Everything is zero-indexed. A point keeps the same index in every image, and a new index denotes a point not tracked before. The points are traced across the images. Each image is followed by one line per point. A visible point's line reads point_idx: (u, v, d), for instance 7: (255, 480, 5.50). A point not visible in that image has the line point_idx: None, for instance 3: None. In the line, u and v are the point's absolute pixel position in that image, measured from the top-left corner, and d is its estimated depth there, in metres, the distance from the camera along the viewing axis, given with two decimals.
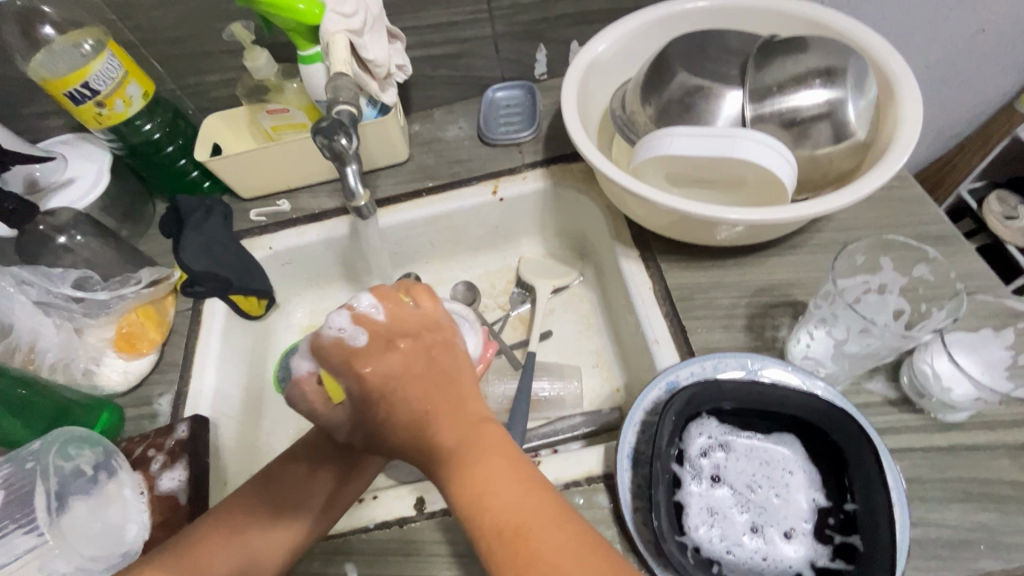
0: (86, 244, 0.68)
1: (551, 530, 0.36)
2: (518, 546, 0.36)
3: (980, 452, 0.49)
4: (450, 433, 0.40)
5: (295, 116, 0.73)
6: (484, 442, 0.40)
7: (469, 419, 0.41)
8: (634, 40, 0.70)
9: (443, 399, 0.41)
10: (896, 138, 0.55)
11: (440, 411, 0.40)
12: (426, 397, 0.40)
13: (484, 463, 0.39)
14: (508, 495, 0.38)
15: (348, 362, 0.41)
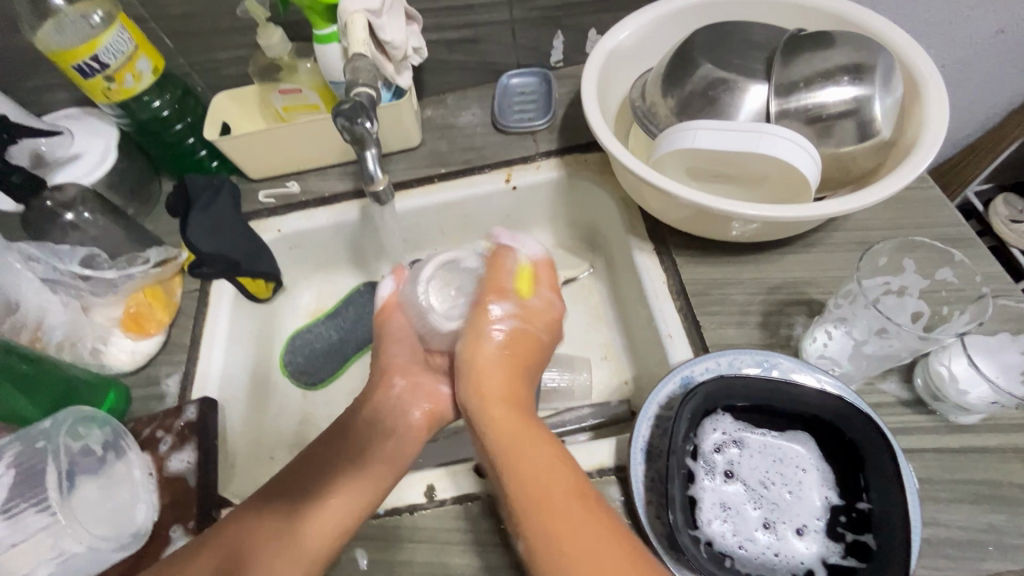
0: (94, 221, 0.66)
1: (582, 510, 0.46)
2: (555, 515, 0.45)
3: (991, 455, 0.49)
4: (505, 419, 0.54)
5: (307, 97, 0.72)
6: (541, 439, 0.52)
7: (524, 411, 0.56)
8: (656, 30, 0.69)
9: (514, 383, 0.58)
10: (921, 138, 0.54)
11: (510, 386, 0.57)
12: (517, 355, 0.60)
13: (536, 455, 0.50)
14: (551, 475, 0.48)
15: (545, 289, 0.64)
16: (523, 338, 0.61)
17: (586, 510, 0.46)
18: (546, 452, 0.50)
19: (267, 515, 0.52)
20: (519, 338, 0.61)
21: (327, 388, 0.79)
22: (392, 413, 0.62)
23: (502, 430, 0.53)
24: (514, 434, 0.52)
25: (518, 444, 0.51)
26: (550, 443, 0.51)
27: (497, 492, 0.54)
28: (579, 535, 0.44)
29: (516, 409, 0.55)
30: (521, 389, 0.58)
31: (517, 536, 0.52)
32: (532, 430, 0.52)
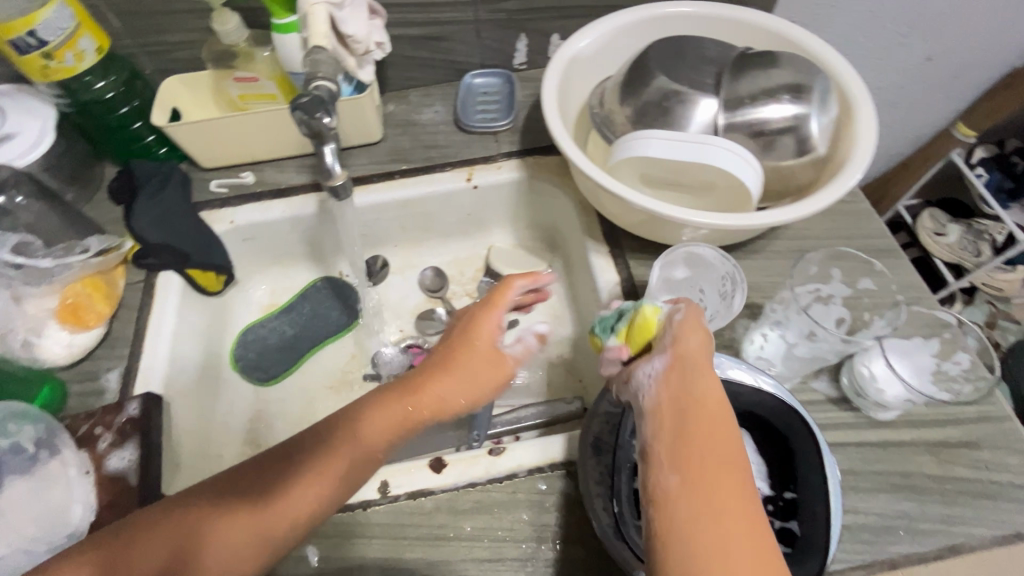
0: (28, 206, 0.63)
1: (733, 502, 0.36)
2: (700, 474, 0.37)
3: (904, 447, 0.54)
4: (689, 414, 0.40)
5: (264, 87, 0.71)
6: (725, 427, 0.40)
7: (727, 426, 0.40)
8: (615, 39, 0.71)
9: (703, 388, 0.42)
10: (852, 156, 0.59)
11: (696, 390, 0.42)
12: (696, 360, 0.44)
13: (718, 433, 0.39)
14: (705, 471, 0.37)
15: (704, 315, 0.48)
16: (708, 340, 0.45)
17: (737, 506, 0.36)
18: (711, 452, 0.38)
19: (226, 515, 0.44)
20: (689, 335, 0.45)
21: (281, 384, 0.77)
22: (410, 414, 0.48)
23: (680, 426, 0.40)
24: (686, 425, 0.40)
25: (689, 441, 0.39)
26: (728, 448, 0.39)
27: (450, 489, 0.55)
28: (720, 518, 0.36)
29: (699, 411, 0.40)
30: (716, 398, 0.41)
31: (469, 531, 0.53)
32: (711, 421, 0.40)
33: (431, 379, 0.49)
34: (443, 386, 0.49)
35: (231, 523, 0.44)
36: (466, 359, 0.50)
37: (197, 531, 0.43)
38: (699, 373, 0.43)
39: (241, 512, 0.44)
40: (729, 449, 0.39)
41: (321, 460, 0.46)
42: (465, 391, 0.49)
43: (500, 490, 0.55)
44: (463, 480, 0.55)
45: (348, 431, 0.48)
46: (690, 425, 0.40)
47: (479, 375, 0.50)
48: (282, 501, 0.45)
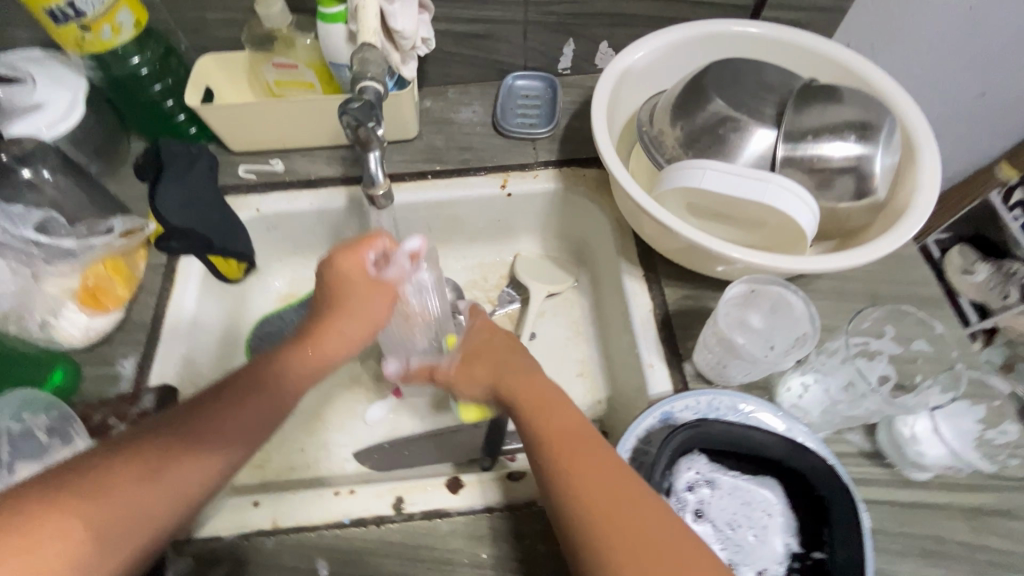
0: (54, 182, 0.61)
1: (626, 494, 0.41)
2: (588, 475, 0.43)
3: (938, 512, 0.52)
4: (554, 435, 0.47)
5: (303, 74, 0.68)
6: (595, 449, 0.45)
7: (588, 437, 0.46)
8: (669, 55, 0.69)
9: (541, 410, 0.49)
10: (912, 204, 0.56)
11: (558, 424, 0.48)
12: (528, 399, 0.52)
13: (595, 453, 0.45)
14: (588, 476, 0.43)
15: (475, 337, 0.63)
16: (490, 349, 0.61)
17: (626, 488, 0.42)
18: (590, 458, 0.44)
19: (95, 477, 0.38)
20: (481, 369, 0.59)
21: None
22: (316, 349, 0.55)
23: (549, 457, 0.46)
24: (554, 456, 0.45)
25: (560, 464, 0.45)
26: (595, 446, 0.45)
27: (467, 512, 0.53)
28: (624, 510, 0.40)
29: (551, 432, 0.47)
30: (558, 412, 0.49)
31: (483, 558, 0.52)
32: (580, 440, 0.46)
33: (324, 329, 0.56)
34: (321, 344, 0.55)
35: (168, 485, 0.41)
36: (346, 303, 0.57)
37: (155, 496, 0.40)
38: (547, 409, 0.50)
39: (178, 469, 0.42)
40: (593, 444, 0.45)
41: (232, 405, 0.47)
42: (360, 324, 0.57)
43: (516, 519, 0.53)
44: (480, 504, 0.54)
45: (266, 376, 0.51)
46: (559, 443, 0.46)
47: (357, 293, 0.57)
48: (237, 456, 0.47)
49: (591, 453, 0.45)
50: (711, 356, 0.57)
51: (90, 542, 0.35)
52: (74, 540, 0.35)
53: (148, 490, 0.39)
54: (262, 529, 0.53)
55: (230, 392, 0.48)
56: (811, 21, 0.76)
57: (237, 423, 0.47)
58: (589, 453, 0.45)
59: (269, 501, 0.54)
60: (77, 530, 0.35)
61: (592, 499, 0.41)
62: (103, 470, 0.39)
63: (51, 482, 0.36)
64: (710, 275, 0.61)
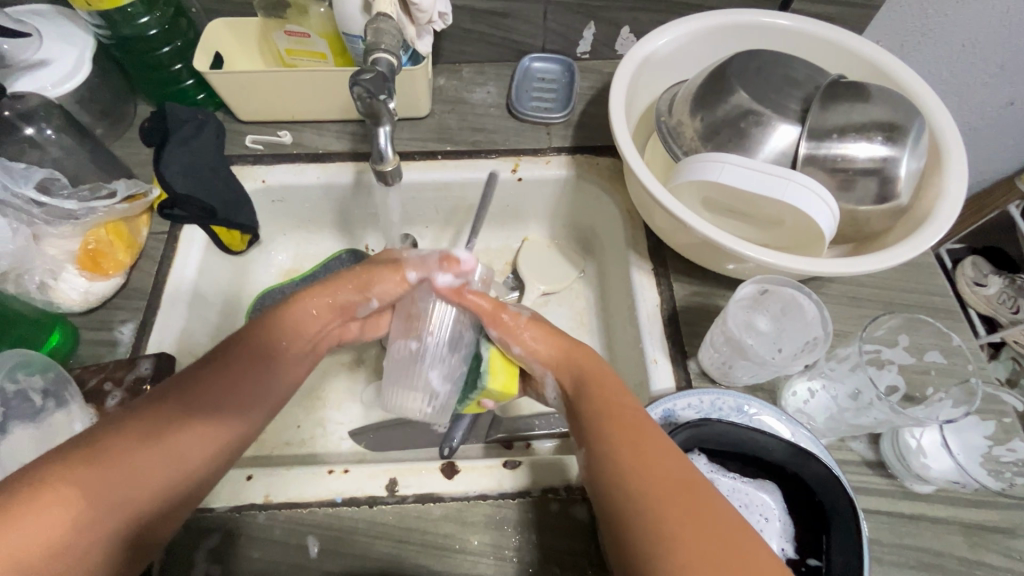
0: (58, 140, 0.60)
1: (685, 501, 0.39)
2: (651, 476, 0.41)
3: (938, 525, 0.51)
4: (617, 425, 0.45)
5: (315, 44, 0.67)
6: (653, 442, 0.43)
7: (647, 433, 0.44)
8: (693, 43, 0.66)
9: (611, 397, 0.47)
10: (936, 210, 0.54)
11: (622, 415, 0.45)
12: (595, 387, 0.49)
13: (652, 449, 0.42)
14: (648, 474, 0.41)
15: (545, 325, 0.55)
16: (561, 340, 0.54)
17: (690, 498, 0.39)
18: (651, 445, 0.43)
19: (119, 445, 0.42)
20: (554, 337, 0.54)
21: None
22: (299, 316, 0.53)
23: (607, 438, 0.44)
24: (616, 438, 0.44)
25: (620, 446, 0.43)
26: (661, 447, 0.43)
27: (461, 498, 0.53)
28: (689, 521, 0.37)
29: (617, 419, 0.45)
30: (630, 404, 0.47)
31: (475, 545, 0.51)
32: (644, 437, 0.44)
33: (321, 293, 0.55)
34: (309, 323, 0.54)
35: (175, 463, 0.43)
36: (357, 277, 0.55)
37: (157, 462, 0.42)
38: (611, 397, 0.47)
39: (187, 446, 0.44)
40: (658, 445, 0.43)
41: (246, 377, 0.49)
42: (354, 288, 0.56)
43: (510, 507, 0.53)
44: (474, 491, 0.53)
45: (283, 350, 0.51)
46: (620, 429, 0.44)
47: (386, 284, 0.56)
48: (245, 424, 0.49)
49: (648, 448, 0.43)
50: (717, 356, 0.56)
51: (94, 509, 0.39)
52: (78, 508, 0.38)
53: (154, 457, 0.42)
54: (254, 503, 0.52)
55: (246, 364, 0.49)
56: (842, 15, 0.74)
57: (243, 391, 0.48)
58: (645, 450, 0.42)
59: (261, 476, 0.54)
60: (81, 500, 0.38)
61: (652, 499, 0.39)
62: (122, 441, 0.42)
63: (73, 448, 0.41)
64: (721, 273, 0.60)
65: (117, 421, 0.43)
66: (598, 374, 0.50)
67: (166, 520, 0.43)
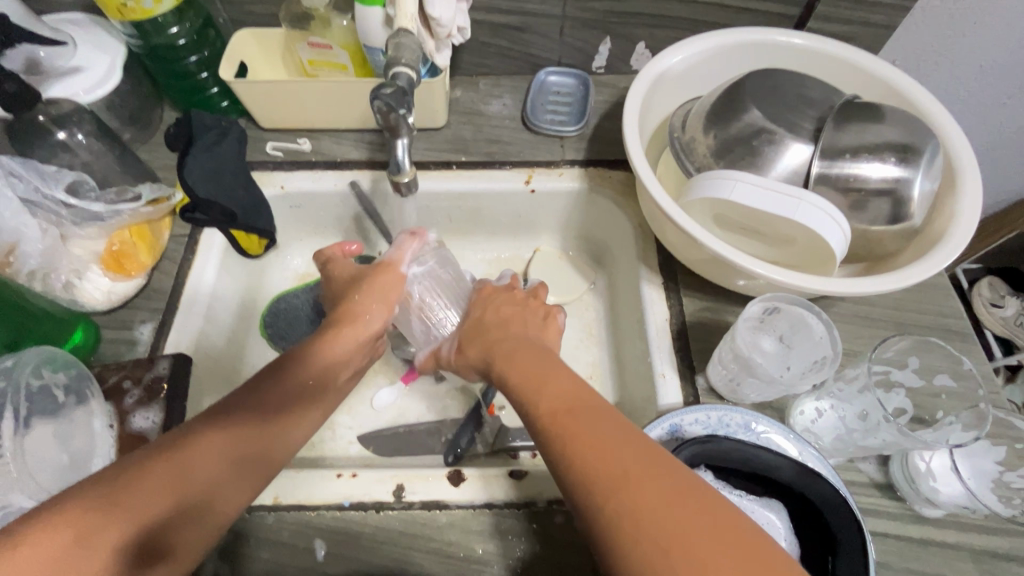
0: (88, 145, 0.62)
1: (655, 483, 0.35)
2: (608, 462, 0.37)
3: (948, 550, 0.50)
4: (558, 409, 0.42)
5: (337, 56, 0.68)
6: (607, 425, 0.40)
7: (592, 411, 0.41)
8: (707, 60, 0.67)
9: (545, 390, 0.45)
10: (949, 231, 0.54)
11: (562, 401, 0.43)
12: (525, 380, 0.47)
13: (607, 432, 0.39)
14: (611, 454, 0.37)
15: (469, 336, 0.58)
16: (477, 346, 0.56)
17: (657, 478, 0.35)
18: (591, 425, 0.40)
19: (129, 458, 0.38)
20: (472, 343, 0.56)
21: None
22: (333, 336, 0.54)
23: (551, 435, 0.41)
24: (560, 431, 0.40)
25: (566, 437, 0.40)
26: (616, 428, 0.39)
27: (466, 506, 0.54)
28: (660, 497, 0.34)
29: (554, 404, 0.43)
30: (564, 388, 0.44)
31: (480, 553, 0.52)
32: (589, 419, 0.40)
33: (339, 320, 0.55)
34: (333, 352, 0.53)
35: (193, 461, 0.40)
36: (365, 296, 0.57)
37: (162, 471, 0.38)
38: (550, 388, 0.45)
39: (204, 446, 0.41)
40: (612, 426, 0.39)
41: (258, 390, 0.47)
42: (379, 308, 0.57)
43: (515, 517, 0.53)
44: (480, 499, 0.54)
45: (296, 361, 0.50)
46: (558, 419, 0.41)
47: (388, 281, 0.59)
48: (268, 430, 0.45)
49: (603, 432, 0.39)
50: (725, 372, 0.56)
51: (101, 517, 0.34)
52: (84, 520, 0.34)
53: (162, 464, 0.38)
54: (262, 504, 0.53)
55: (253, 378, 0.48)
56: (858, 35, 0.74)
57: (254, 397, 0.46)
58: (603, 435, 0.39)
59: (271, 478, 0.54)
60: (86, 513, 0.34)
61: (623, 488, 0.35)
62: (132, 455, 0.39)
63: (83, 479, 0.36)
64: (732, 289, 0.60)
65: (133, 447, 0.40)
66: (530, 363, 0.49)
67: (187, 529, 0.38)
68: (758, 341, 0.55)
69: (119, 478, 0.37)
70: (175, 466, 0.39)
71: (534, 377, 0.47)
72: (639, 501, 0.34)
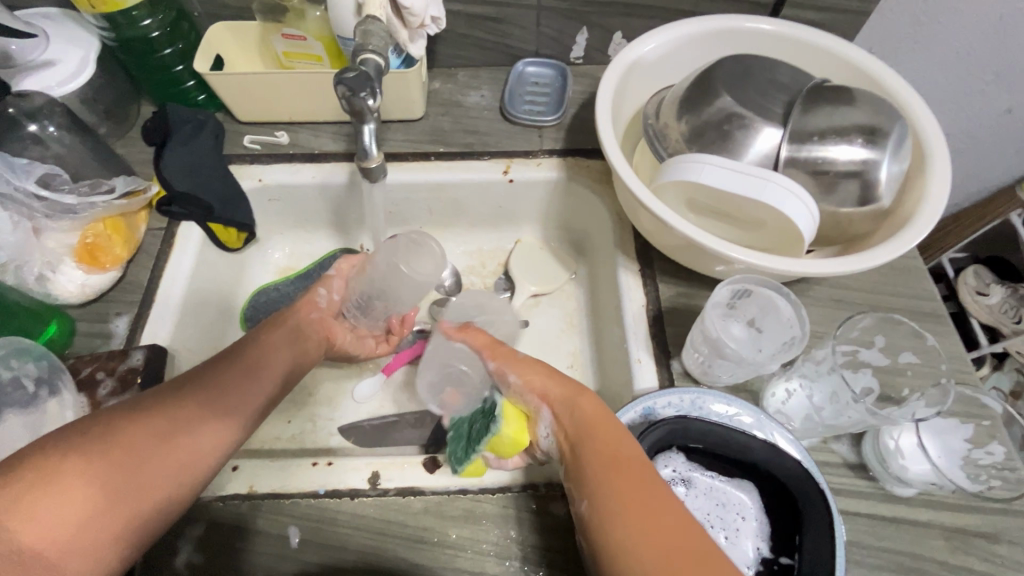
0: (60, 137, 0.62)
1: (678, 540, 0.37)
2: (645, 516, 0.39)
3: (919, 528, 0.50)
4: (609, 459, 0.43)
5: (311, 47, 0.68)
6: (644, 477, 0.41)
7: (637, 463, 0.42)
8: (681, 48, 0.68)
9: (603, 431, 0.45)
10: (918, 212, 0.54)
11: (612, 446, 0.44)
12: (583, 422, 0.47)
13: (644, 487, 0.40)
14: (647, 507, 0.39)
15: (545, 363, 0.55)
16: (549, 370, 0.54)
17: (681, 537, 0.37)
18: (633, 483, 0.41)
19: (138, 426, 0.41)
20: (556, 377, 0.53)
21: None
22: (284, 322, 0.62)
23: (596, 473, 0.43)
24: (603, 471, 0.43)
25: (609, 482, 0.42)
26: (652, 484, 0.41)
27: (441, 492, 0.54)
28: (679, 552, 0.36)
29: (601, 448, 0.44)
30: (622, 436, 0.45)
31: (453, 538, 0.52)
32: (631, 471, 0.42)
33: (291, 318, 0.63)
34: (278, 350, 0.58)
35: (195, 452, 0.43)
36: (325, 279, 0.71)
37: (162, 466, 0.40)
38: (601, 429, 0.45)
39: (207, 434, 0.45)
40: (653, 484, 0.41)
41: (239, 377, 0.51)
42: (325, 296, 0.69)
43: (489, 502, 0.53)
44: (455, 485, 0.54)
45: (263, 358, 0.55)
46: (609, 465, 0.43)
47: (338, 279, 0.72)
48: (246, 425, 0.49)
49: (638, 484, 0.41)
50: (698, 356, 0.56)
51: (97, 485, 0.36)
52: (90, 486, 0.36)
53: (168, 451, 0.41)
54: (238, 493, 0.53)
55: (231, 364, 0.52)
56: (832, 21, 0.74)
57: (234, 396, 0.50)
58: (637, 485, 0.41)
59: (247, 467, 0.55)
60: (92, 479, 0.36)
61: (648, 538, 0.37)
62: (141, 420, 0.42)
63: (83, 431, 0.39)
64: (711, 275, 0.60)
65: (138, 409, 0.43)
66: (587, 401, 0.49)
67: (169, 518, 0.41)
68: (729, 324, 0.55)
69: (124, 447, 0.39)
70: (182, 458, 0.42)
71: (585, 412, 0.48)
72: (663, 549, 0.36)
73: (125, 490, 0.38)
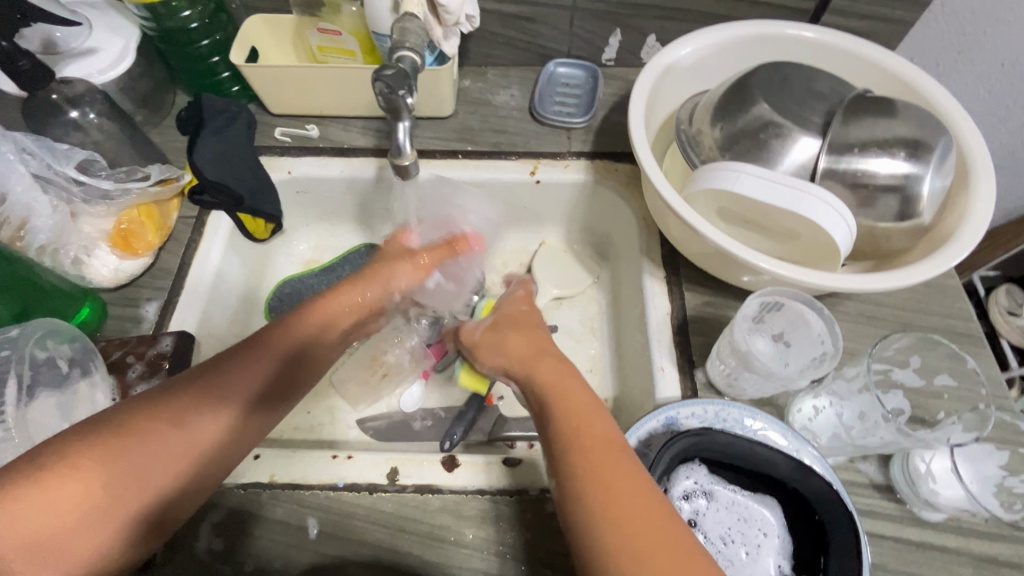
0: (100, 125, 0.63)
1: (638, 508, 0.37)
2: (613, 489, 0.39)
3: (947, 555, 0.49)
4: (578, 432, 0.43)
5: (346, 42, 0.68)
6: (615, 455, 0.41)
7: (608, 437, 0.43)
8: (717, 53, 0.66)
9: (571, 407, 0.46)
10: (959, 231, 0.53)
11: (581, 419, 0.45)
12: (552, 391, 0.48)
13: (610, 460, 0.41)
14: (612, 476, 0.40)
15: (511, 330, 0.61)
16: (512, 335, 0.60)
17: (641, 505, 0.38)
18: (606, 459, 0.41)
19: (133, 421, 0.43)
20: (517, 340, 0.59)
21: None
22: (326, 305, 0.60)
23: (565, 444, 0.43)
24: (575, 444, 0.43)
25: (580, 457, 0.41)
26: (619, 457, 0.41)
27: (459, 491, 0.54)
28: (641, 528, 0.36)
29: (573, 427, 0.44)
30: (592, 413, 0.45)
31: (469, 538, 0.52)
32: (601, 446, 0.42)
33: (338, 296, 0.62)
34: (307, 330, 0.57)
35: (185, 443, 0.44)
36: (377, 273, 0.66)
37: (147, 454, 0.42)
38: (568, 402, 0.47)
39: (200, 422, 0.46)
40: (626, 462, 0.41)
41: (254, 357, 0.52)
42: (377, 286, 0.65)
43: (506, 504, 0.53)
44: (472, 486, 0.54)
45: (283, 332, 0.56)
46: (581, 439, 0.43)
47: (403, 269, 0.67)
48: (244, 406, 0.49)
49: (606, 458, 0.41)
50: (724, 368, 0.55)
51: (82, 484, 0.39)
52: (71, 486, 0.39)
53: (155, 442, 0.43)
54: (259, 482, 0.54)
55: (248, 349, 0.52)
56: (874, 30, 0.72)
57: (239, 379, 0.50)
58: (605, 459, 0.41)
59: (268, 456, 0.55)
60: (78, 480, 0.39)
61: (608, 507, 0.38)
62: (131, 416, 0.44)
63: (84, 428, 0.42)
64: (737, 284, 0.59)
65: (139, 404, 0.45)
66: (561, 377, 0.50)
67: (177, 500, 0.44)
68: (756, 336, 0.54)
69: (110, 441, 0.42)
70: (169, 447, 0.44)
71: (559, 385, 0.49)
72: (623, 523, 0.37)
73: (112, 485, 0.41)
